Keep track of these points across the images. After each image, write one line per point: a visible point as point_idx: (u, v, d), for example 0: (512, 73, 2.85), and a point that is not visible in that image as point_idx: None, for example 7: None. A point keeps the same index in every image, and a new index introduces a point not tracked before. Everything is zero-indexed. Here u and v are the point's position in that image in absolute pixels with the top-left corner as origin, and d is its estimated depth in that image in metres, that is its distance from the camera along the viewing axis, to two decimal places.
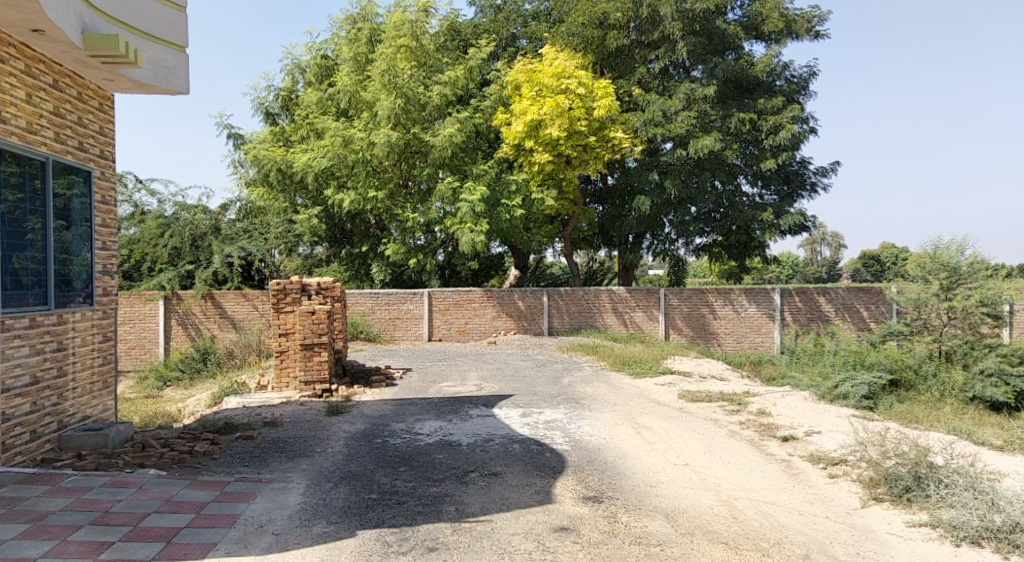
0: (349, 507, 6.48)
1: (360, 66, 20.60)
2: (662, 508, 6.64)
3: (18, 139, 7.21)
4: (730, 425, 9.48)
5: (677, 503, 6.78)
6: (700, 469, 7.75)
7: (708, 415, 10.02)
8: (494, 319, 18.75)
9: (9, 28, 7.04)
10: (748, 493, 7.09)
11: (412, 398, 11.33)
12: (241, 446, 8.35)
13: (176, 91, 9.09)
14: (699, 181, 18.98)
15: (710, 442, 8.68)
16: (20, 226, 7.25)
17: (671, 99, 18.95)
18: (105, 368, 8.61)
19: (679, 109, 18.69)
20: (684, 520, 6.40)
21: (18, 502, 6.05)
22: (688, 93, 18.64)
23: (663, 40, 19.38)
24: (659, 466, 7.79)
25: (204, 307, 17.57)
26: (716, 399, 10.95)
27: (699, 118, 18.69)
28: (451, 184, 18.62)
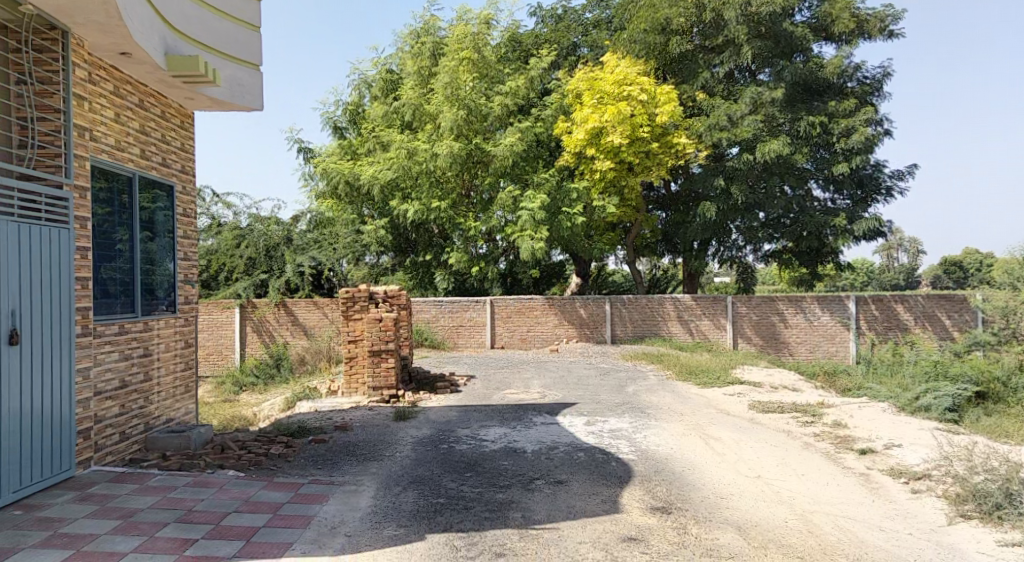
0: (418, 510, 6.61)
1: (423, 80, 21.13)
2: (734, 520, 6.54)
3: (109, 156, 7.60)
4: (804, 437, 9.27)
5: (750, 515, 6.68)
6: (772, 481, 7.61)
7: (780, 427, 9.82)
8: (556, 327, 18.78)
9: (101, 51, 7.44)
10: (824, 506, 6.94)
11: (476, 405, 11.47)
12: (314, 449, 8.62)
13: (250, 108, 9.50)
14: (767, 186, 18.61)
15: (783, 454, 8.51)
16: (109, 238, 7.66)
17: (737, 104, 18.62)
18: (186, 373, 9.02)
19: (745, 113, 18.39)
20: (756, 533, 6.30)
21: (109, 499, 6.35)
22: (754, 97, 18.37)
23: (728, 45, 19.21)
24: (730, 477, 7.68)
25: (277, 315, 18.11)
26: (789, 410, 10.74)
27: (766, 122, 18.43)
28: (512, 194, 18.81)
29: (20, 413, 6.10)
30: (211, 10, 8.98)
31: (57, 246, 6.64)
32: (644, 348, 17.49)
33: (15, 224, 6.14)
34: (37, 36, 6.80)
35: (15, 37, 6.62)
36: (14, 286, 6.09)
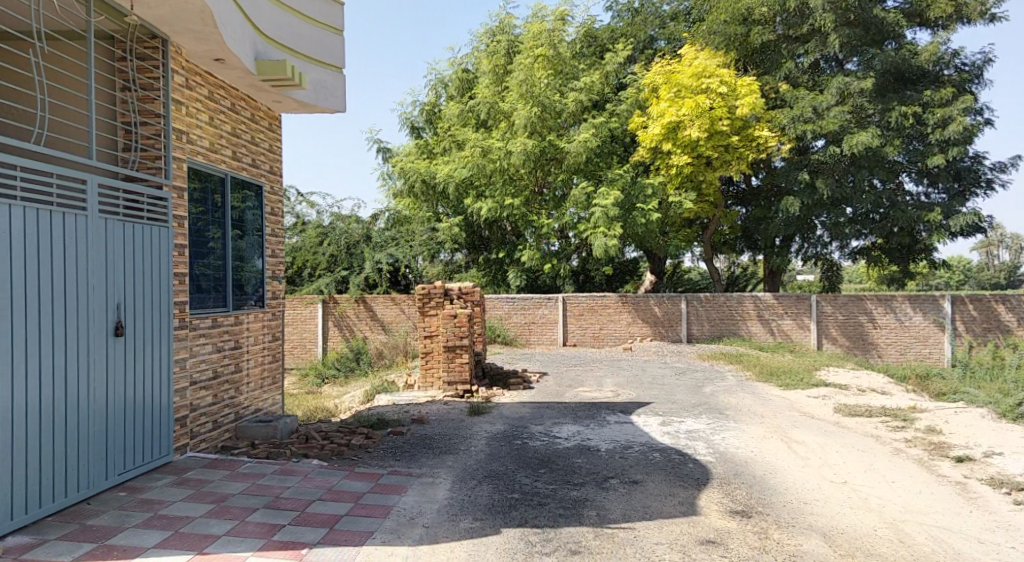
0: (494, 505, 6.72)
1: (499, 78, 21.28)
2: (818, 527, 6.41)
3: (204, 158, 7.96)
4: (895, 443, 8.98)
5: (836, 522, 6.53)
6: (859, 488, 7.42)
7: (868, 431, 9.54)
8: (630, 325, 18.67)
9: (196, 58, 7.81)
10: (916, 516, 6.72)
11: (550, 402, 11.55)
12: (392, 441, 8.87)
13: (334, 110, 9.82)
14: (855, 179, 18.04)
15: (871, 460, 8.27)
16: (202, 236, 8.05)
17: (823, 95, 18.17)
18: (273, 364, 9.42)
19: (831, 104, 17.91)
20: (843, 541, 6.16)
21: (203, 484, 6.69)
22: (841, 87, 17.85)
23: (814, 33, 18.75)
24: (814, 482, 7.52)
25: (357, 310, 18.61)
26: (878, 414, 10.41)
27: (855, 114, 17.91)
28: (585, 190, 18.79)
29: (126, 401, 6.50)
30: (298, 16, 9.32)
31: (157, 243, 7.01)
32: (721, 348, 17.21)
33: (121, 222, 6.51)
34: (139, 45, 7.19)
35: (120, 46, 7.11)
36: (119, 281, 6.45)
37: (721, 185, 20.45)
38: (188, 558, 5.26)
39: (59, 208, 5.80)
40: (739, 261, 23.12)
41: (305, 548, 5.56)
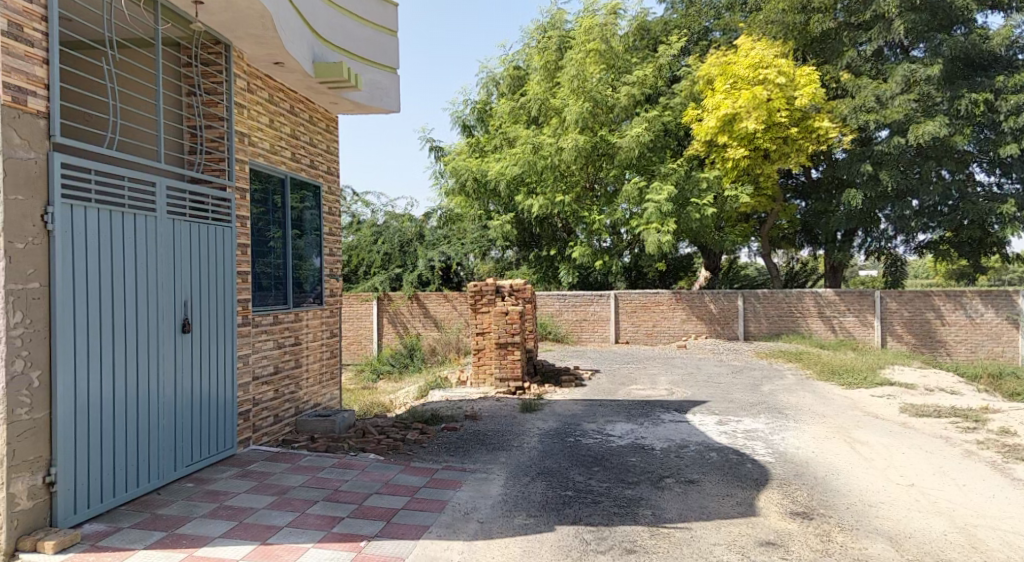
0: (548, 502, 6.76)
1: (550, 74, 21.29)
2: (884, 530, 6.28)
3: (265, 160, 8.17)
4: (965, 444, 8.71)
5: (903, 526, 6.39)
6: (927, 491, 7.23)
7: (937, 432, 9.28)
8: (684, 322, 18.49)
9: (256, 61, 8.01)
10: (988, 521, 6.52)
11: (603, 400, 11.53)
12: (446, 436, 9.00)
13: (388, 110, 9.97)
14: (921, 170, 17.62)
15: (940, 462, 8.05)
16: (264, 235, 8.28)
17: (887, 84, 17.65)
18: (331, 360, 9.66)
19: (896, 93, 17.36)
20: (910, 546, 6.02)
21: (266, 476, 6.90)
22: (907, 74, 17.29)
23: (876, 19, 18.16)
24: (879, 484, 7.36)
25: (410, 308, 18.86)
26: (947, 415, 10.12)
27: (922, 102, 17.23)
28: (637, 185, 18.68)
29: (193, 395, 6.75)
30: (354, 19, 9.50)
31: (221, 242, 7.24)
32: (780, 346, 16.92)
33: (188, 223, 6.74)
34: (203, 51, 7.41)
35: (185, 52, 7.30)
36: (186, 280, 6.69)
37: (779, 179, 20.09)
38: (251, 547, 5.42)
39: (133, 210, 6.03)
40: (798, 256, 22.60)
41: (363, 541, 5.66)
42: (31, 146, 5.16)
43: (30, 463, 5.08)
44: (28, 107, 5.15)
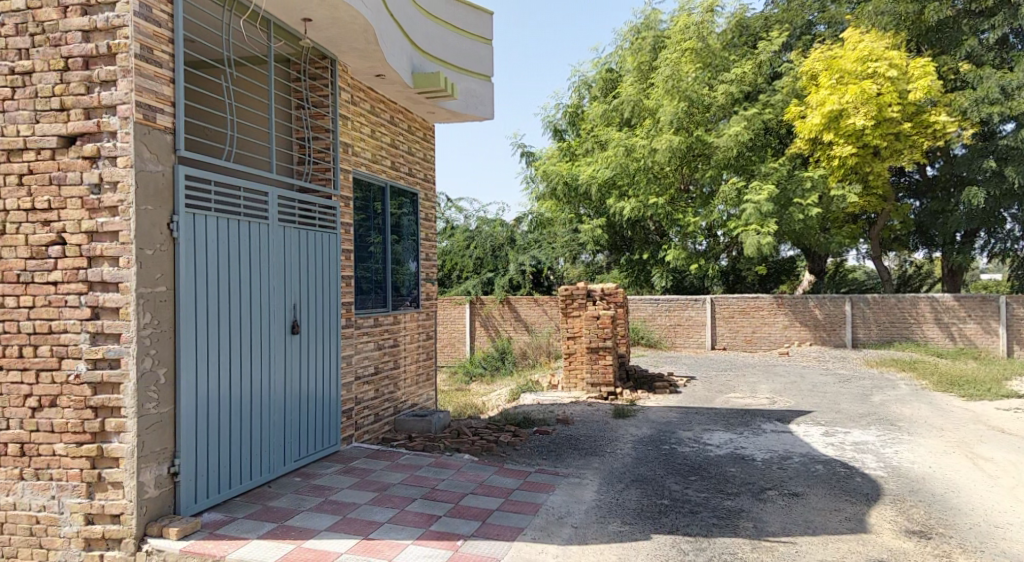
0: (643, 510, 6.74)
1: (644, 75, 21.15)
2: (1012, 553, 5.95)
3: (366, 169, 8.49)
4: None
5: None
6: None
7: None
8: (785, 328, 17.95)
9: (358, 74, 8.34)
10: None
11: (699, 407, 11.36)
12: (539, 440, 9.10)
13: (483, 118, 10.18)
14: None
15: None
16: (366, 240, 8.61)
17: (1013, 73, 16.81)
18: (427, 361, 9.96)
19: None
20: None
21: (367, 473, 7.16)
22: None
23: (1001, 6, 17.31)
24: (1006, 504, 6.97)
25: (502, 311, 19.05)
26: None
27: None
28: (735, 186, 18.34)
29: (300, 394, 7.08)
30: (451, 29, 9.76)
31: (326, 249, 7.57)
32: (891, 354, 16.19)
33: (296, 230, 7.08)
34: (312, 65, 7.77)
35: (296, 67, 7.72)
36: (294, 285, 7.03)
37: (890, 178, 19.22)
38: (355, 542, 5.64)
39: (247, 218, 6.39)
40: (912, 259, 21.68)
41: (460, 540, 5.80)
42: (160, 159, 5.50)
43: (156, 454, 5.42)
44: (156, 123, 5.47)
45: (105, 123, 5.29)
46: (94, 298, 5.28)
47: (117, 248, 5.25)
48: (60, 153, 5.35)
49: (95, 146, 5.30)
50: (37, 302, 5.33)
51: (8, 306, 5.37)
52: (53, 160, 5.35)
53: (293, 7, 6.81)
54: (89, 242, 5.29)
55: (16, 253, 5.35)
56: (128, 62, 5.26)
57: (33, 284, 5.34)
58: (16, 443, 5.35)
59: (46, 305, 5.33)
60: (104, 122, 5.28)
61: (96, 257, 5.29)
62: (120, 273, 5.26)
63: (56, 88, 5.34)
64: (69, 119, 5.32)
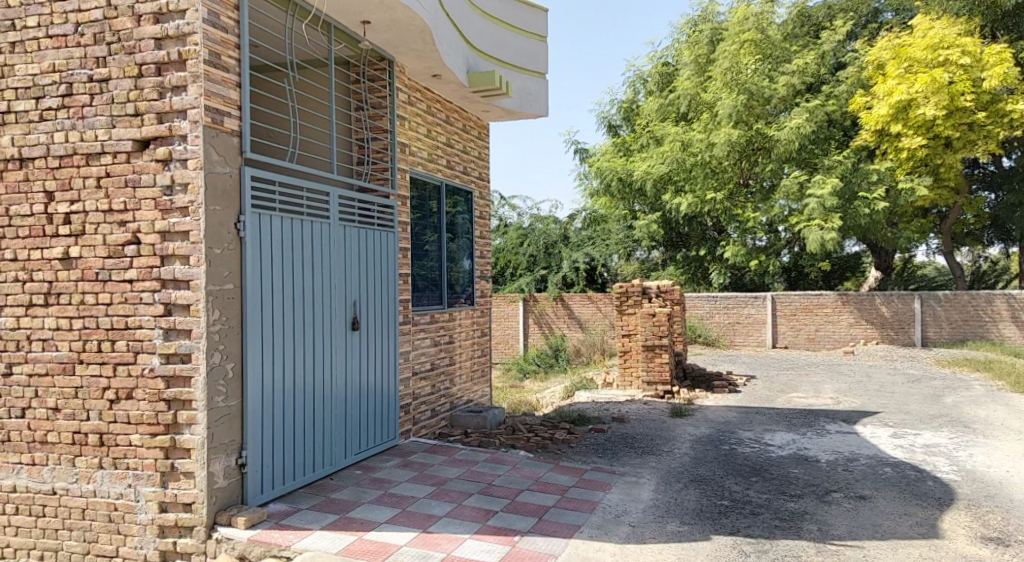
0: (702, 510, 6.69)
1: (701, 68, 20.86)
2: None
3: (423, 168, 8.61)
4: None
5: None
6: None
7: None
8: (851, 327, 17.53)
9: (416, 75, 8.46)
10: None
11: (759, 407, 11.20)
12: (594, 438, 9.10)
13: (538, 115, 10.22)
14: None
15: None
16: (422, 238, 8.74)
17: None
18: (482, 358, 10.08)
19: None
20: None
21: (426, 467, 7.29)
22: None
23: None
24: None
25: (555, 308, 19.05)
26: None
27: None
28: (798, 179, 17.96)
29: (360, 389, 7.25)
30: (506, 27, 9.82)
31: (385, 247, 7.72)
32: (964, 354, 15.67)
33: (356, 229, 7.24)
34: (369, 67, 7.90)
35: (354, 70, 7.79)
36: (355, 282, 7.19)
37: (963, 170, 18.60)
38: (414, 534, 5.75)
39: (310, 217, 6.57)
40: (987, 254, 21.05)
41: (516, 536, 5.85)
42: (228, 161, 5.69)
43: (225, 446, 5.62)
44: (224, 127, 5.66)
45: (176, 127, 5.48)
46: (167, 295, 5.49)
47: (188, 247, 5.45)
48: (134, 156, 5.55)
49: (167, 149, 5.50)
50: (115, 298, 5.57)
51: (88, 303, 5.62)
52: (128, 164, 5.56)
53: (353, 10, 6.93)
54: (162, 241, 5.50)
55: (95, 252, 5.60)
56: (197, 67, 5.45)
57: (110, 281, 5.58)
58: (96, 434, 5.61)
59: (122, 302, 5.57)
60: (175, 126, 5.48)
61: (169, 256, 5.50)
62: (191, 271, 5.46)
63: (130, 94, 5.55)
64: (143, 123, 5.53)
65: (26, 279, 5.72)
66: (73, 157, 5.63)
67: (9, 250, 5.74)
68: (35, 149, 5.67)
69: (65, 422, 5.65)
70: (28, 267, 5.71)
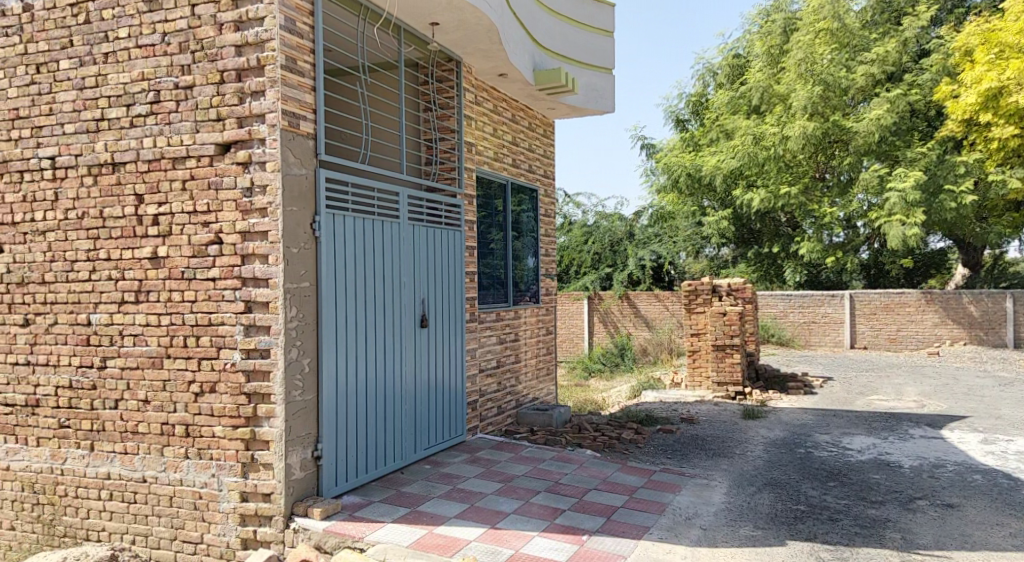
0: (777, 515, 6.56)
1: (774, 59, 20.36)
2: None
3: (489, 167, 8.70)
4: None
5: None
6: None
7: None
8: (936, 326, 16.86)
9: (482, 75, 8.55)
10: None
11: (837, 410, 10.88)
12: (663, 439, 9.02)
13: (604, 111, 10.17)
14: None
15: None
16: (488, 237, 8.83)
17: None
18: (547, 356, 10.12)
19: None
20: None
21: (492, 463, 7.36)
22: None
23: None
24: None
25: (622, 307, 18.90)
26: None
27: None
28: (878, 173, 17.53)
29: (429, 385, 7.38)
30: (572, 24, 9.80)
31: (452, 245, 7.82)
32: None
33: (425, 227, 7.36)
34: (438, 68, 8.01)
35: (423, 72, 7.92)
36: (423, 280, 7.32)
37: None
38: (482, 530, 5.82)
39: (381, 217, 6.71)
40: None
41: (585, 535, 5.86)
42: (304, 163, 5.88)
43: (301, 439, 5.82)
44: (300, 130, 5.85)
45: (255, 131, 5.68)
46: (247, 292, 5.70)
47: (267, 246, 5.65)
48: (216, 160, 5.78)
49: (247, 153, 5.70)
50: (199, 296, 5.82)
51: (174, 300, 5.88)
52: (211, 167, 5.79)
53: (422, 11, 7.04)
54: (243, 241, 5.71)
55: (181, 252, 5.86)
56: (274, 73, 5.64)
57: (194, 279, 5.84)
58: (182, 425, 5.87)
59: (206, 299, 5.81)
60: (254, 130, 5.68)
61: (249, 255, 5.71)
62: (270, 269, 5.66)
63: (213, 100, 5.78)
64: (224, 128, 5.75)
65: (118, 278, 6.02)
66: (161, 162, 5.90)
67: (103, 250, 6.05)
68: (126, 154, 5.96)
69: (155, 414, 5.94)
70: (121, 266, 6.01)
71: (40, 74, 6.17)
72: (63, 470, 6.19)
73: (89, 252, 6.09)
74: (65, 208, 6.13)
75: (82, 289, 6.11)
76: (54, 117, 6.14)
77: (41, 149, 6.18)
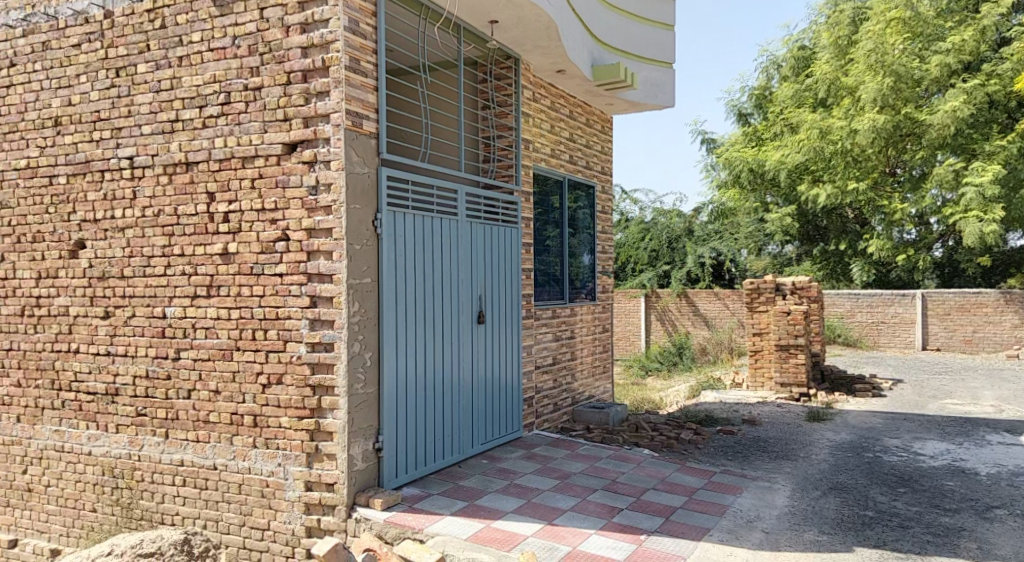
0: (844, 520, 6.41)
1: (842, 50, 19.76)
2: None
3: (546, 164, 8.73)
4: None
5: None
6: None
7: None
8: (1015, 329, 16.06)
9: (541, 72, 8.58)
10: None
11: (908, 414, 10.55)
12: (724, 440, 8.91)
13: (663, 106, 10.08)
14: None
15: None
16: (544, 234, 8.86)
17: None
18: (603, 353, 10.12)
19: None
20: None
21: (549, 460, 7.39)
22: None
23: None
24: None
25: (680, 305, 18.66)
26: None
27: None
28: (951, 167, 16.73)
29: (486, 380, 7.45)
30: (632, 19, 9.71)
31: (509, 242, 7.88)
32: None
33: (482, 224, 7.44)
34: (497, 66, 8.07)
35: (482, 69, 7.99)
36: (480, 277, 7.39)
37: None
38: (540, 526, 5.86)
39: (439, 214, 6.81)
40: None
41: (643, 535, 5.85)
42: (366, 162, 6.01)
43: (363, 430, 5.96)
44: (363, 129, 5.99)
45: (320, 130, 5.83)
46: (313, 287, 5.87)
47: (332, 243, 5.80)
48: (283, 159, 5.96)
49: (312, 152, 5.86)
50: (267, 291, 6.02)
51: (244, 295, 6.10)
52: (278, 166, 5.97)
53: (482, 10, 7.10)
54: (308, 238, 5.88)
55: (250, 248, 6.06)
56: (339, 73, 5.78)
57: (262, 275, 6.03)
58: (250, 415, 6.09)
59: (273, 294, 6.00)
60: (319, 130, 5.83)
61: (315, 252, 5.87)
62: (334, 265, 5.81)
63: (280, 101, 5.96)
64: (291, 128, 5.93)
65: (191, 272, 6.27)
66: (231, 161, 6.11)
67: (177, 246, 6.30)
68: (199, 153, 6.20)
69: (225, 404, 6.17)
70: (193, 262, 6.25)
71: (120, 78, 6.45)
72: (141, 456, 6.48)
73: (164, 248, 6.35)
74: (143, 205, 6.41)
75: (158, 283, 6.38)
76: (133, 118, 6.42)
77: (120, 149, 6.47)
